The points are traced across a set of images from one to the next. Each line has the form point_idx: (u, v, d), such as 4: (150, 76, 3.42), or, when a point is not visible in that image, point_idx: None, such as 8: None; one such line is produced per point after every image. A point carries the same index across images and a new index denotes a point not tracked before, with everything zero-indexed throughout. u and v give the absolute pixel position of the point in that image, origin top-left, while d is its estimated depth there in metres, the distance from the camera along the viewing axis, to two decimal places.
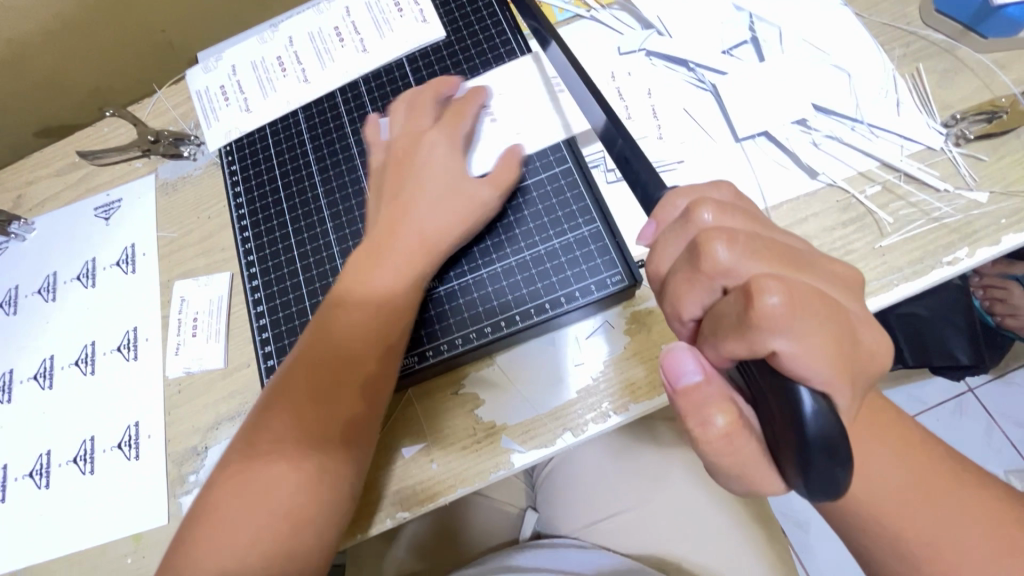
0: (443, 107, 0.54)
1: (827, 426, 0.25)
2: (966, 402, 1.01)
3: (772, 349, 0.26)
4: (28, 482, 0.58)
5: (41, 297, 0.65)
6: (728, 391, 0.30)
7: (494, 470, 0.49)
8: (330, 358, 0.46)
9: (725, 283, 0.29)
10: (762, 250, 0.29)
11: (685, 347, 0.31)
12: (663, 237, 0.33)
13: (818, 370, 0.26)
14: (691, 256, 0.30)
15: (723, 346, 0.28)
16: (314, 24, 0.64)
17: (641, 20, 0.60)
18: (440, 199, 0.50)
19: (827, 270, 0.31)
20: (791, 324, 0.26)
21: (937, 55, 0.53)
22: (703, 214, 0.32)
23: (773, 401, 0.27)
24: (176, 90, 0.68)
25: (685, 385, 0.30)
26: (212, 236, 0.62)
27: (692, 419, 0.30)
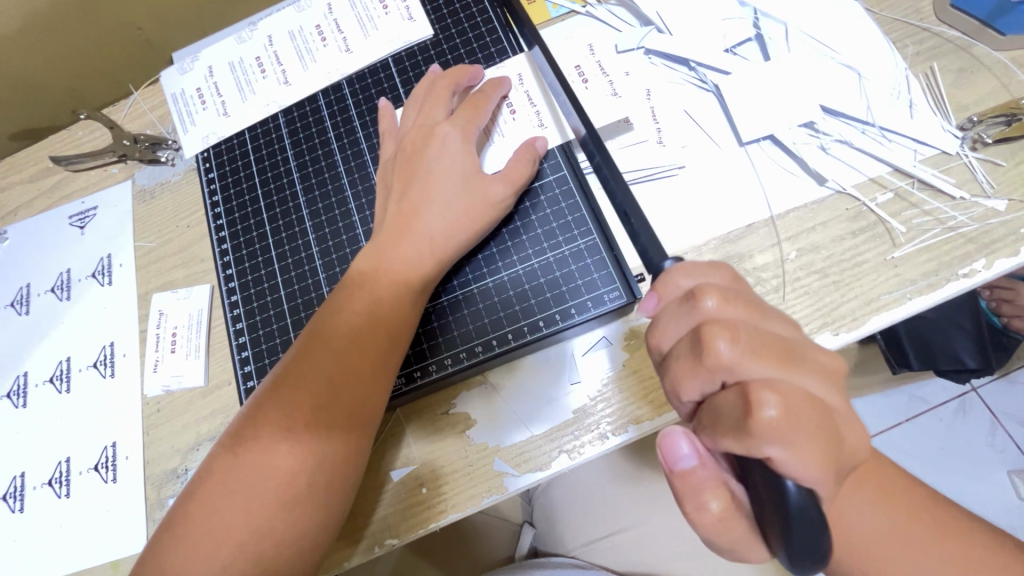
0: (432, 113, 0.51)
1: (809, 515, 0.25)
2: (971, 403, 0.99)
3: (767, 455, 0.25)
4: (2, 506, 0.55)
5: (14, 310, 0.62)
6: (721, 474, 0.29)
7: (486, 494, 0.47)
8: (315, 379, 0.43)
9: (726, 379, 0.27)
10: (765, 344, 0.27)
11: (681, 430, 0.29)
12: (663, 313, 0.31)
13: (810, 474, 0.26)
14: (693, 346, 0.28)
15: (721, 444, 0.27)
16: (296, 22, 0.61)
17: (639, 15, 0.56)
18: (428, 213, 0.47)
19: (824, 361, 0.29)
20: (788, 433, 0.25)
21: (952, 53, 0.51)
22: (708, 299, 0.29)
23: (759, 476, 0.26)
24: (153, 92, 0.65)
25: (680, 469, 0.28)
26: (191, 246, 0.59)
27: (686, 499, 0.29)
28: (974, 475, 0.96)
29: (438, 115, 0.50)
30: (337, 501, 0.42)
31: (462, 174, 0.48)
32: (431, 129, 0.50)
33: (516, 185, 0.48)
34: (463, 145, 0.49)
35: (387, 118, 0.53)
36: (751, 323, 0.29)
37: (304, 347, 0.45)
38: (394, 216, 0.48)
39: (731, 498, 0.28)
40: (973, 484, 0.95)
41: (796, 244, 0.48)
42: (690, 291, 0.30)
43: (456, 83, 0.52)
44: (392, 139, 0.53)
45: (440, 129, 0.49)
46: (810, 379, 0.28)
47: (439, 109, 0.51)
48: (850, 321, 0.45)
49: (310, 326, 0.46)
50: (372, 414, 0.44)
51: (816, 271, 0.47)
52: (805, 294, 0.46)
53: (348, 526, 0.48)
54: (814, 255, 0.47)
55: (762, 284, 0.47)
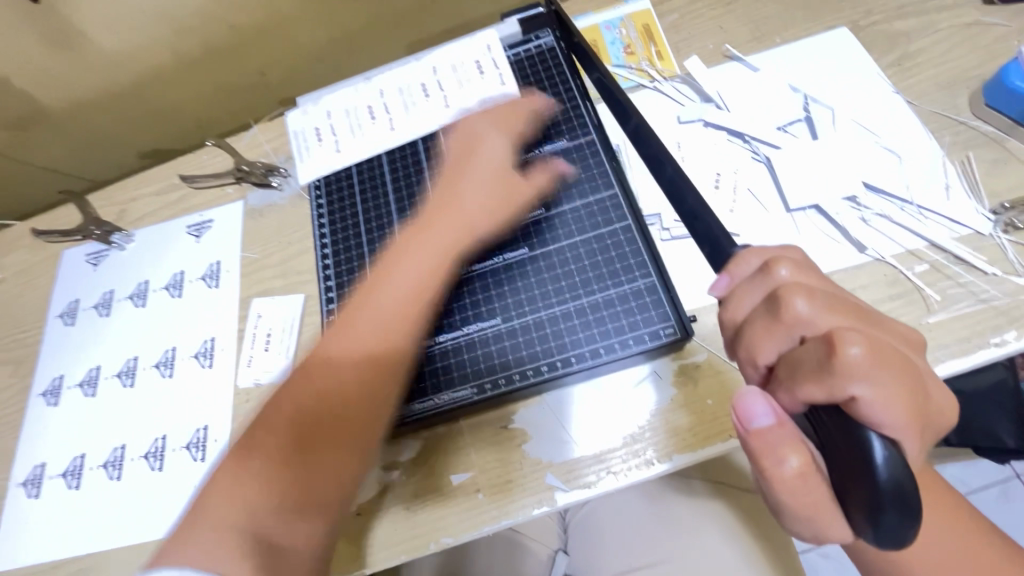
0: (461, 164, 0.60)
1: (899, 474, 0.27)
2: (1013, 489, 0.97)
3: (852, 394, 0.29)
4: (102, 472, 0.62)
5: (132, 302, 0.71)
6: (798, 433, 0.32)
7: (536, 505, 0.51)
8: (335, 371, 0.51)
9: (804, 333, 0.33)
10: (841, 312, 0.33)
11: (757, 391, 0.32)
12: (738, 288, 0.37)
13: (891, 416, 0.29)
14: (770, 308, 0.34)
15: (802, 391, 0.31)
16: (404, 78, 0.71)
17: (700, 93, 0.65)
18: (414, 251, 0.55)
19: (895, 330, 0.35)
20: (871, 372, 0.29)
21: (986, 144, 0.56)
22: (797, 301, 0.33)
23: (844, 444, 0.29)
24: (271, 127, 0.76)
25: (757, 427, 0.32)
26: (291, 260, 0.68)
27: (764, 456, 0.32)
28: None
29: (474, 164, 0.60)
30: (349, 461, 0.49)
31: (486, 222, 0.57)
32: (491, 169, 0.60)
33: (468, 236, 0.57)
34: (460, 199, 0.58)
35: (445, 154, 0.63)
36: (824, 289, 0.36)
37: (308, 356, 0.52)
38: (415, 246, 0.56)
39: (810, 457, 0.31)
40: None
41: None
42: (765, 263, 0.36)
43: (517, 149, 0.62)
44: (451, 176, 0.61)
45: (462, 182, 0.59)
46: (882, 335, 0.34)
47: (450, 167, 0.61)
48: None
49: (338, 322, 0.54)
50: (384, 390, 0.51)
51: None
52: None
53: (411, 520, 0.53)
54: None
55: None
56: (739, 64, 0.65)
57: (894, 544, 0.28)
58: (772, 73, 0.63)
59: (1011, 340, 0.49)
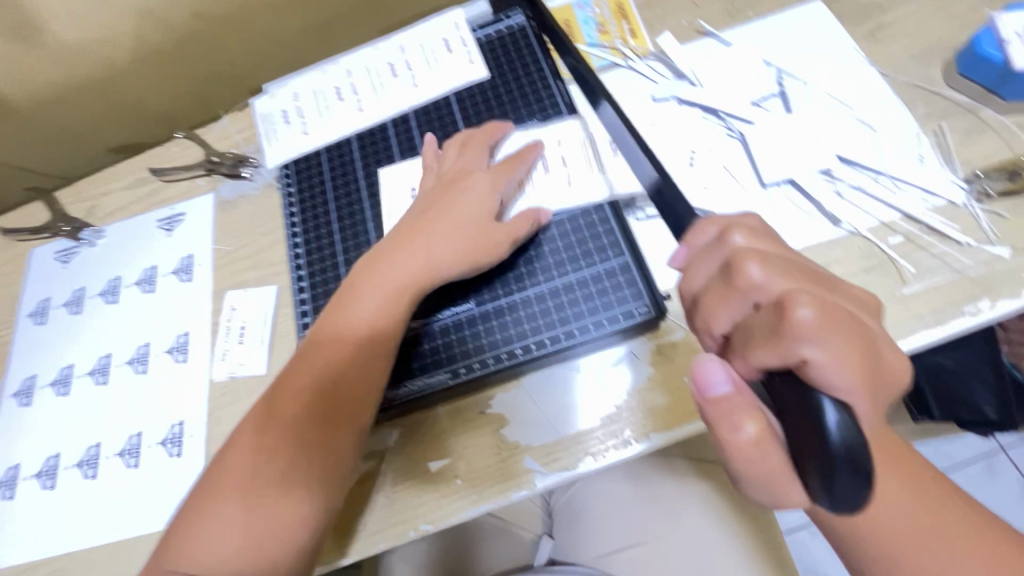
0: (470, 159, 0.58)
1: (848, 435, 0.27)
2: (998, 462, 0.98)
3: (803, 356, 0.29)
4: (77, 471, 0.61)
5: (103, 299, 0.70)
6: (754, 400, 0.31)
7: (515, 488, 0.51)
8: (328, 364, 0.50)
9: (758, 299, 0.32)
10: (795, 278, 0.32)
11: (714, 358, 0.32)
12: (696, 259, 0.37)
13: (843, 378, 0.29)
14: (725, 275, 0.34)
15: (756, 355, 0.31)
16: (371, 58, 0.70)
17: (674, 70, 0.64)
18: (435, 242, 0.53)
19: (849, 295, 0.35)
20: (821, 334, 0.29)
21: (961, 114, 0.56)
22: (750, 266, 0.33)
23: (797, 410, 0.29)
24: (241, 117, 0.75)
25: (714, 395, 0.31)
26: (264, 251, 0.67)
27: (721, 425, 0.31)
28: None
29: (475, 162, 0.58)
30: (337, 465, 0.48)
31: (472, 216, 0.54)
32: (462, 174, 0.57)
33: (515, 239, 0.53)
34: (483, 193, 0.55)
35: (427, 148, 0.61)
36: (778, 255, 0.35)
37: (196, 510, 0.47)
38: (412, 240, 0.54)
39: (765, 422, 0.30)
40: None
41: None
42: (720, 233, 0.36)
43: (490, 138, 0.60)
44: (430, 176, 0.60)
45: (473, 175, 0.57)
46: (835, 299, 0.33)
47: (464, 162, 0.58)
48: None
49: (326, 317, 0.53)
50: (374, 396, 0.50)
51: None
52: None
53: (390, 507, 0.52)
54: None
55: None
56: (712, 39, 0.64)
57: (848, 505, 0.28)
58: (746, 48, 0.63)
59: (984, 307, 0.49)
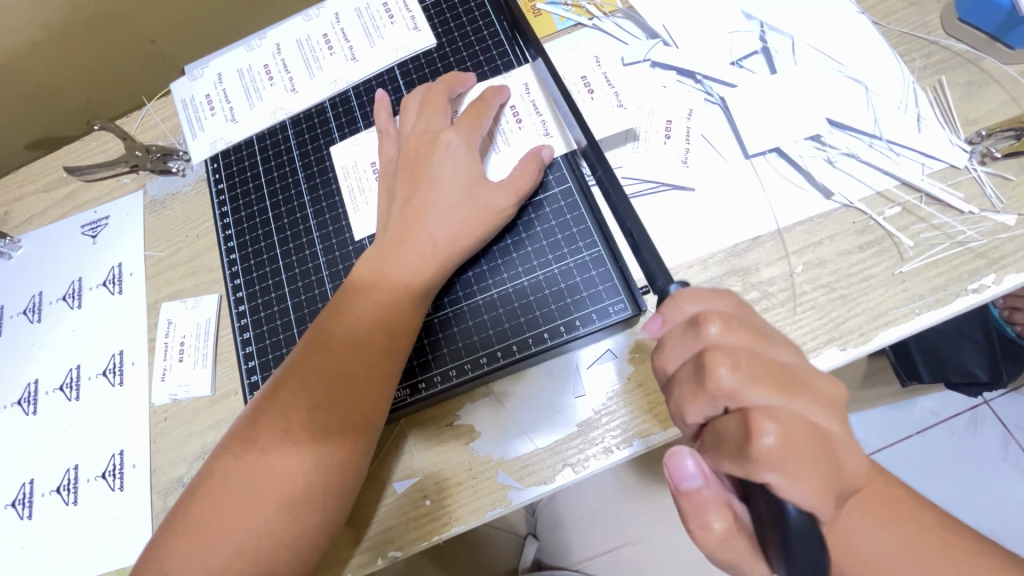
0: (432, 119, 0.51)
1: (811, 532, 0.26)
2: (983, 416, 0.97)
3: (766, 482, 0.26)
4: (11, 512, 0.56)
5: (27, 318, 0.63)
6: (724, 493, 0.30)
7: (490, 507, 0.47)
8: (315, 373, 0.44)
9: (729, 405, 0.28)
10: (770, 382, 0.28)
11: (687, 450, 0.29)
12: (670, 337, 0.32)
13: (808, 500, 0.26)
14: (696, 372, 0.29)
15: (722, 465, 0.28)
16: (303, 30, 0.62)
17: (646, 28, 0.57)
18: (428, 219, 0.48)
19: (824, 389, 0.30)
20: (786, 460, 0.26)
21: (960, 65, 0.50)
22: (720, 369, 0.28)
23: (762, 503, 0.27)
24: (164, 104, 0.66)
25: (686, 488, 0.29)
26: (200, 257, 0.60)
27: (691, 517, 0.30)
28: (987, 489, 0.94)
29: (439, 121, 0.51)
30: (333, 487, 0.42)
31: (464, 185, 0.48)
32: (433, 137, 0.50)
33: (517, 195, 0.48)
34: (461, 155, 0.49)
35: (383, 113, 0.55)
36: (755, 349, 0.30)
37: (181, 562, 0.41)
38: (396, 221, 0.49)
39: (734, 518, 0.29)
40: (983, 495, 0.93)
41: (803, 257, 0.48)
42: (694, 318, 0.30)
43: (451, 89, 0.53)
44: (393, 143, 0.54)
45: (442, 136, 0.50)
46: (808, 405, 0.28)
47: (434, 120, 0.51)
48: (859, 336, 0.45)
49: (316, 323, 0.47)
50: (371, 398, 0.44)
51: (823, 284, 0.47)
52: (814, 307, 0.46)
53: (352, 535, 0.48)
54: (822, 269, 0.47)
55: (769, 297, 0.47)
56: None
57: None
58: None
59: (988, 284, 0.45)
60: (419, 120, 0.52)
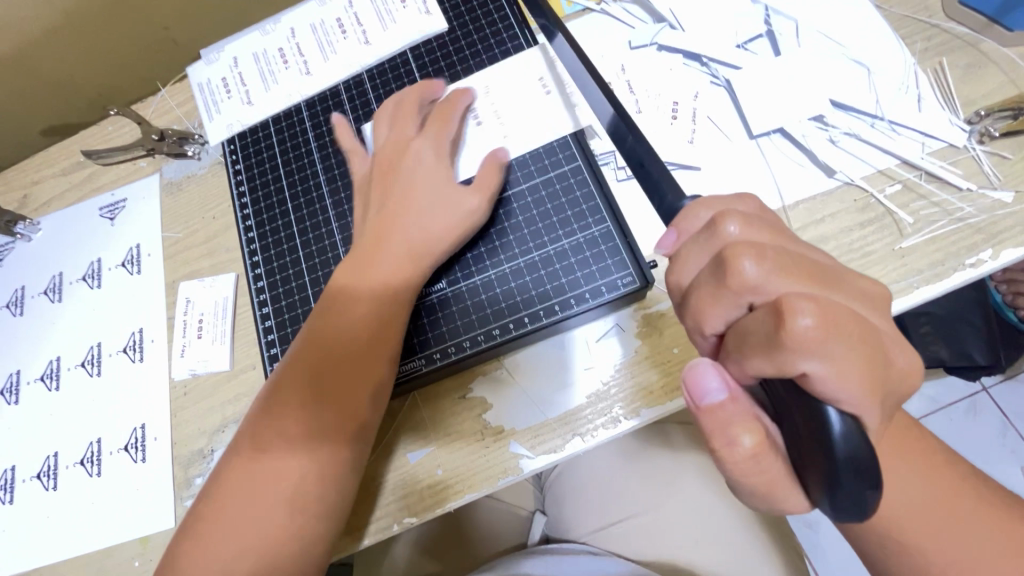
0: (438, 112, 0.53)
1: (856, 446, 0.24)
2: (981, 402, 0.99)
3: (802, 371, 0.25)
4: (36, 483, 0.57)
5: (48, 298, 0.64)
6: (753, 409, 0.29)
7: (502, 475, 0.48)
8: (337, 353, 0.46)
9: (754, 298, 0.28)
10: (795, 274, 0.27)
11: (708, 362, 0.29)
12: (685, 248, 0.32)
13: (849, 390, 0.25)
14: (716, 271, 0.29)
15: (750, 362, 0.27)
16: (317, 14, 0.64)
17: (653, 13, 0.58)
18: (443, 197, 0.49)
19: (858, 287, 0.29)
20: (824, 344, 0.24)
21: (961, 48, 0.52)
22: (745, 261, 0.28)
23: (799, 416, 0.26)
24: (180, 89, 0.67)
25: (707, 403, 0.28)
26: (217, 237, 0.62)
27: (716, 436, 0.29)
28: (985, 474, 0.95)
29: (442, 113, 0.53)
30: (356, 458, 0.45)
31: (475, 165, 0.50)
32: (436, 125, 0.52)
33: None
34: None
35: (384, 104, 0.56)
36: (777, 245, 0.30)
37: (217, 533, 0.43)
38: (411, 201, 0.50)
39: (765, 434, 0.28)
40: None
41: (806, 234, 0.49)
42: (711, 219, 0.31)
43: (427, 90, 0.55)
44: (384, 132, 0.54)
45: (448, 124, 0.51)
46: (842, 298, 0.28)
47: (441, 112, 0.53)
48: None
49: (337, 303, 0.49)
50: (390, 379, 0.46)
51: None
52: None
53: (368, 502, 0.49)
54: (824, 244, 0.48)
55: None
56: None
57: (855, 514, 0.25)
58: None
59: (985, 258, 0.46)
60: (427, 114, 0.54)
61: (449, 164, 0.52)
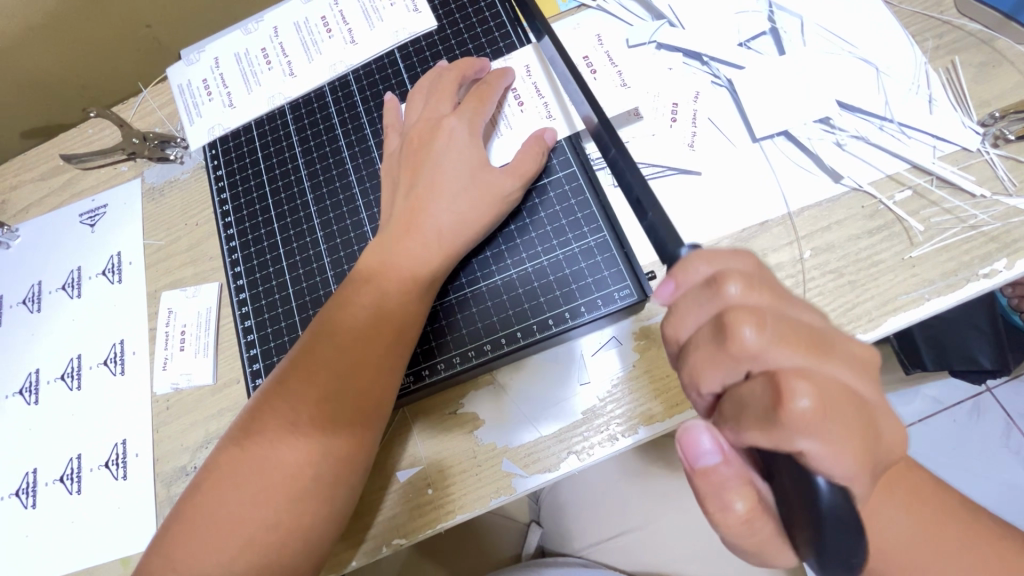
0: (440, 104, 0.50)
1: (843, 513, 0.25)
2: (987, 404, 0.97)
3: (799, 449, 0.24)
4: (15, 501, 0.56)
5: (26, 308, 0.62)
6: (745, 471, 0.28)
7: (494, 496, 0.46)
8: (323, 365, 0.44)
9: (752, 367, 0.26)
10: (794, 343, 0.26)
11: (703, 423, 0.28)
12: (682, 301, 0.30)
13: (842, 465, 0.25)
14: (715, 335, 0.27)
15: (745, 435, 0.26)
16: (301, 13, 0.61)
17: (652, 10, 0.55)
18: (433, 206, 0.47)
19: (854, 349, 0.28)
20: (822, 426, 0.24)
21: (974, 46, 0.49)
22: (745, 329, 0.26)
23: (787, 478, 0.26)
24: (161, 90, 0.65)
25: (702, 466, 0.27)
26: (200, 245, 0.59)
27: (710, 498, 0.28)
28: (991, 478, 0.93)
29: (445, 107, 0.50)
30: (340, 478, 0.42)
31: (467, 170, 0.48)
32: (436, 125, 0.49)
33: (522, 179, 0.47)
34: (465, 141, 0.49)
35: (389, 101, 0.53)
36: (778, 306, 0.28)
37: (192, 564, 0.41)
38: (400, 210, 0.48)
39: (758, 497, 0.27)
40: (987, 484, 0.93)
41: (811, 243, 0.47)
42: (712, 276, 0.28)
43: (462, 77, 0.51)
44: (395, 135, 0.52)
45: (447, 121, 0.49)
46: (840, 366, 0.27)
47: (440, 106, 0.50)
48: (866, 321, 0.44)
49: (321, 315, 0.47)
50: (378, 394, 0.44)
51: (832, 270, 0.46)
52: (822, 293, 0.45)
53: (355, 522, 0.48)
54: (830, 254, 0.46)
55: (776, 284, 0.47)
56: None
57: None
58: None
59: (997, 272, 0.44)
60: (429, 104, 0.51)
61: (481, 145, 0.49)
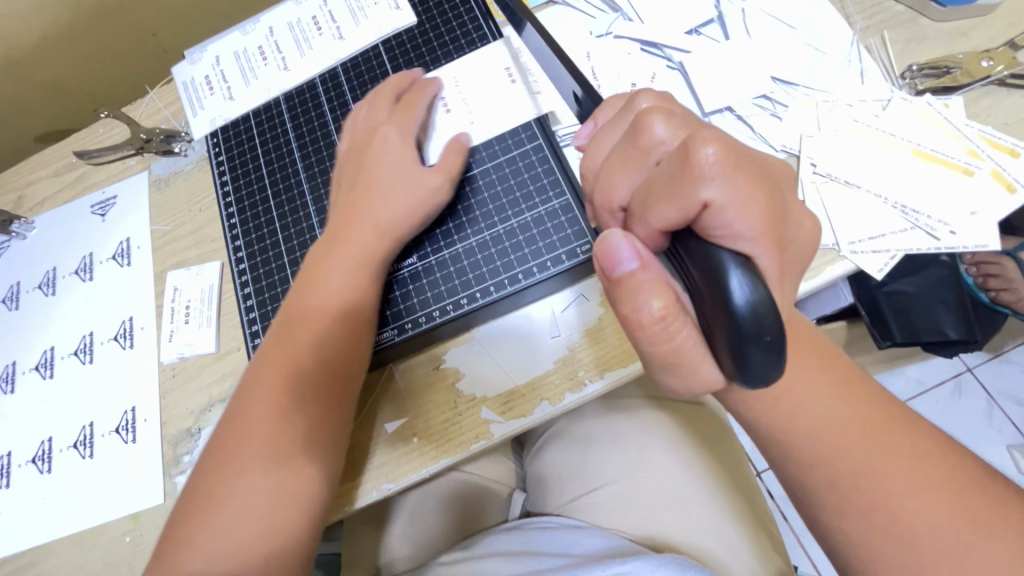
0: (414, 93, 0.56)
1: (760, 310, 0.26)
2: (966, 383, 1.01)
3: (702, 198, 0.27)
4: (31, 467, 0.60)
5: (42, 292, 0.67)
6: (664, 279, 0.30)
7: (474, 440, 0.50)
8: (322, 320, 0.49)
9: (662, 153, 0.31)
10: (698, 129, 0.31)
11: (619, 236, 0.31)
12: (601, 134, 0.37)
13: (745, 224, 0.27)
14: (632, 137, 0.32)
15: (655, 210, 0.29)
16: (294, 14, 0.67)
17: (611, 2, 0.61)
18: (411, 176, 0.52)
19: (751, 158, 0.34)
20: (725, 170, 0.27)
21: (902, 24, 0.54)
22: (655, 122, 0.31)
23: (702, 279, 0.28)
24: (167, 90, 0.70)
25: (620, 268, 0.30)
26: (203, 228, 0.64)
27: (626, 304, 0.30)
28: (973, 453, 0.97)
29: (419, 95, 0.56)
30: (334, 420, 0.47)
31: (438, 147, 0.53)
32: (411, 109, 0.55)
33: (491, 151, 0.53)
34: None
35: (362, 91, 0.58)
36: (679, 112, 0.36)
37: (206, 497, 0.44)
38: (381, 182, 0.53)
39: (671, 295, 0.29)
40: None
41: None
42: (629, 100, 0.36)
43: None
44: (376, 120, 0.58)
45: (419, 108, 0.55)
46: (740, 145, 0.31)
47: (416, 93, 0.56)
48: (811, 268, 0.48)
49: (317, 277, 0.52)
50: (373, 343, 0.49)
51: None
52: None
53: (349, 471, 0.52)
54: None
55: None
56: None
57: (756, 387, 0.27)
58: None
59: (952, 229, 0.47)
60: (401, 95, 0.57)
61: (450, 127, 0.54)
